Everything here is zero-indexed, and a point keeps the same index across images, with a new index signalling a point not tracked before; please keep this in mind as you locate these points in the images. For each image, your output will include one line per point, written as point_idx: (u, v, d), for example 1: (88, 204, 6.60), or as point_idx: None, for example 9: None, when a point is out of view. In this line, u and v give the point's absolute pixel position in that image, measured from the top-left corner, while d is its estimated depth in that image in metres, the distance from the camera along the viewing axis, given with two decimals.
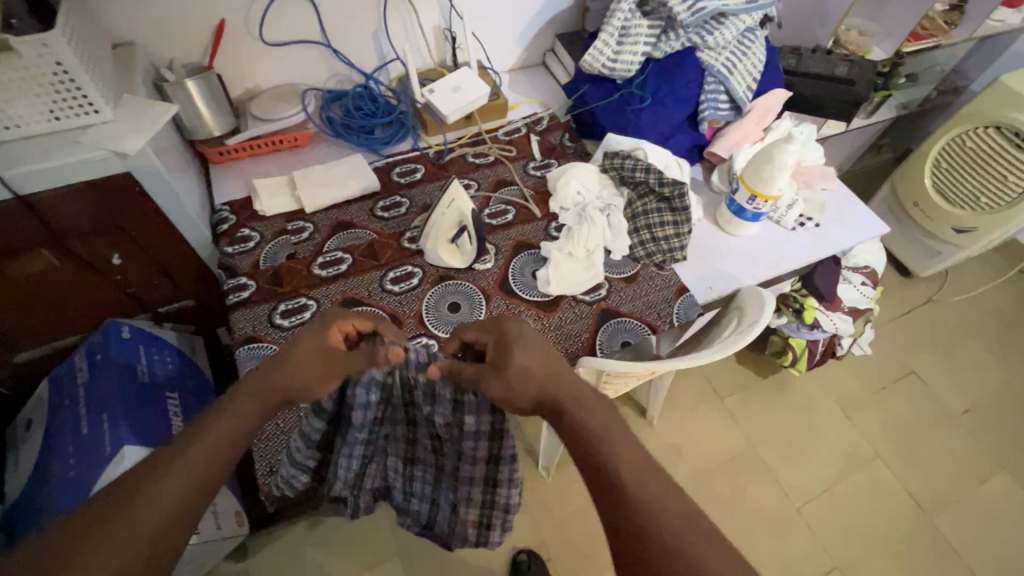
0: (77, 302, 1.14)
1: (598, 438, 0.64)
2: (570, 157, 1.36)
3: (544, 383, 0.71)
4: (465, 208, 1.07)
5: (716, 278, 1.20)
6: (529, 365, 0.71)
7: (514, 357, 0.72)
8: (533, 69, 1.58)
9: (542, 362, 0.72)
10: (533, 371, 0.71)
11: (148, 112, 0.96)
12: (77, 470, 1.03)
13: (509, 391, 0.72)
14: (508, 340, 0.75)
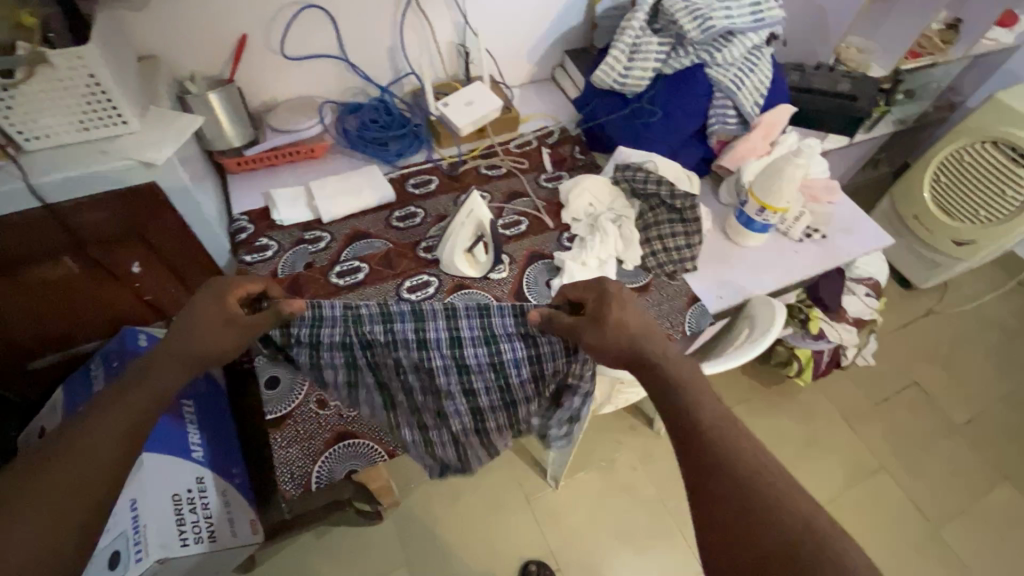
0: (94, 309, 1.15)
1: (688, 391, 0.69)
2: (580, 169, 1.38)
3: (639, 338, 0.75)
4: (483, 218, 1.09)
5: (727, 288, 1.22)
6: (627, 320, 0.75)
7: (615, 312, 0.76)
8: (543, 83, 1.62)
9: (641, 322, 0.76)
10: (629, 326, 0.75)
11: (174, 122, 0.98)
12: None
13: (607, 340, 0.75)
14: (610, 295, 0.77)
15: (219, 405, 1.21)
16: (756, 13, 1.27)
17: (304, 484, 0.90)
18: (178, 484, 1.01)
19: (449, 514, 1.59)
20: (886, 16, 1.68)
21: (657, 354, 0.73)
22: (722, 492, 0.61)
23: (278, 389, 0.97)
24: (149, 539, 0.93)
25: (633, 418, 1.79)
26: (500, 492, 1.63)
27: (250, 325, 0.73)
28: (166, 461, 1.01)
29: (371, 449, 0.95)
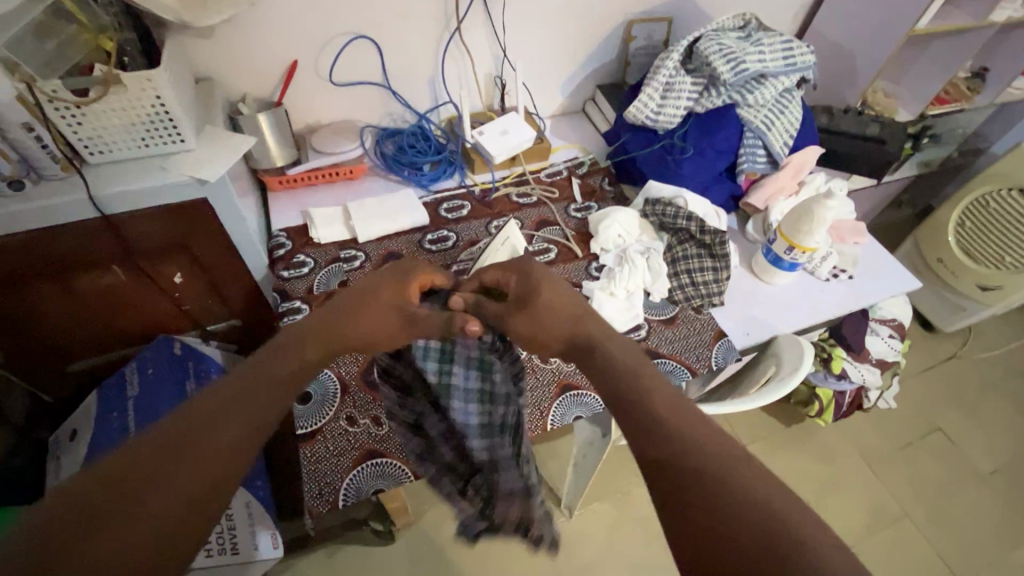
0: (133, 316, 1.18)
1: (633, 374, 0.68)
2: (609, 201, 1.41)
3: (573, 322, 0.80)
4: (517, 245, 1.12)
5: (753, 324, 1.22)
6: (558, 302, 0.81)
7: (546, 296, 0.82)
8: (574, 115, 1.66)
9: (569, 305, 0.81)
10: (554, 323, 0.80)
11: (228, 142, 1.03)
12: None
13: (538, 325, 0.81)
14: (535, 279, 0.85)
15: None
16: (788, 58, 1.30)
17: (329, 502, 0.90)
18: None
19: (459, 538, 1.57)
20: (914, 62, 1.71)
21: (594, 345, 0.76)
22: (702, 488, 0.53)
23: (311, 405, 0.99)
24: None
25: None
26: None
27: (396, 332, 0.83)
28: None
29: (397, 469, 0.94)
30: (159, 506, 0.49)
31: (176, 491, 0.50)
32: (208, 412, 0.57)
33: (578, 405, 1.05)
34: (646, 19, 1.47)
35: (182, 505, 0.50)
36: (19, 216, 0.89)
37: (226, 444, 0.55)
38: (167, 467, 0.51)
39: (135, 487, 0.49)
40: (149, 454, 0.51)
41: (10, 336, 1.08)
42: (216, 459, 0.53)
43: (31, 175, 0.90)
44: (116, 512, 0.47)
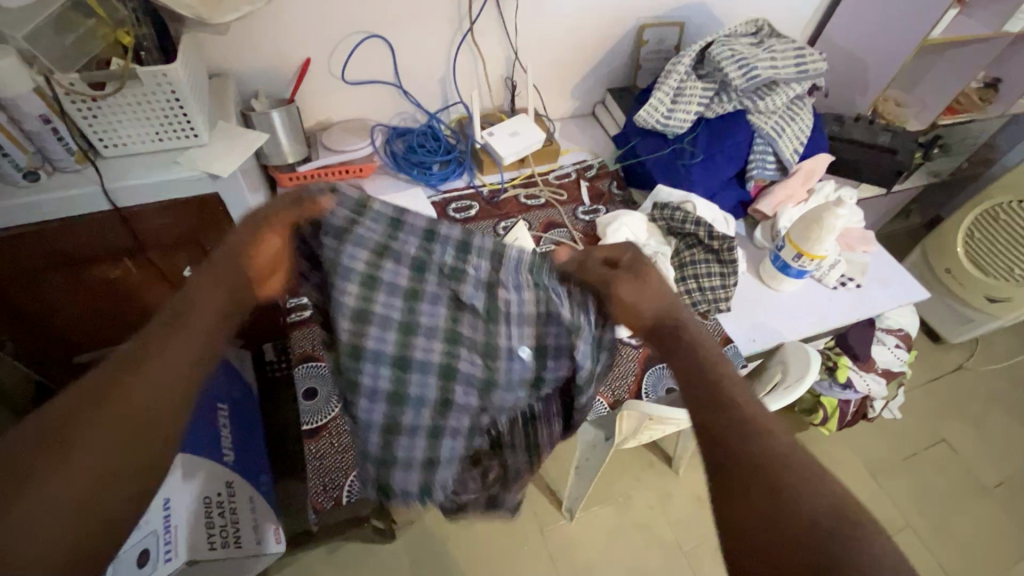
0: (142, 311, 1.19)
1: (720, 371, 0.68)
2: (617, 205, 1.41)
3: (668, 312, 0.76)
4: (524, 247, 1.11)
5: (760, 330, 1.22)
6: (655, 286, 0.77)
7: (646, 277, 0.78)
8: (584, 118, 1.66)
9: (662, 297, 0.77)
10: (642, 304, 0.77)
11: (241, 138, 1.03)
12: None
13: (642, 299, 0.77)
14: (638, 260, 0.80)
15: (248, 413, 1.24)
16: (800, 65, 1.30)
17: (336, 499, 0.90)
18: (210, 488, 1.02)
19: (460, 538, 1.57)
20: (926, 72, 1.70)
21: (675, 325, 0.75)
22: (777, 487, 0.55)
23: (316, 401, 0.99)
24: (180, 540, 0.93)
25: (652, 454, 1.77)
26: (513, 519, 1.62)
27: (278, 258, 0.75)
28: (200, 464, 1.03)
29: None
30: (84, 471, 0.51)
31: (95, 455, 0.52)
32: (119, 374, 0.57)
33: None
34: (658, 23, 1.47)
35: (105, 468, 0.52)
36: (34, 207, 0.91)
37: (146, 404, 0.56)
38: (88, 432, 0.53)
39: (55, 452, 0.51)
40: (65, 419, 0.54)
41: (21, 326, 1.09)
42: (143, 408, 0.56)
43: (46, 167, 0.91)
44: (60, 447, 0.52)
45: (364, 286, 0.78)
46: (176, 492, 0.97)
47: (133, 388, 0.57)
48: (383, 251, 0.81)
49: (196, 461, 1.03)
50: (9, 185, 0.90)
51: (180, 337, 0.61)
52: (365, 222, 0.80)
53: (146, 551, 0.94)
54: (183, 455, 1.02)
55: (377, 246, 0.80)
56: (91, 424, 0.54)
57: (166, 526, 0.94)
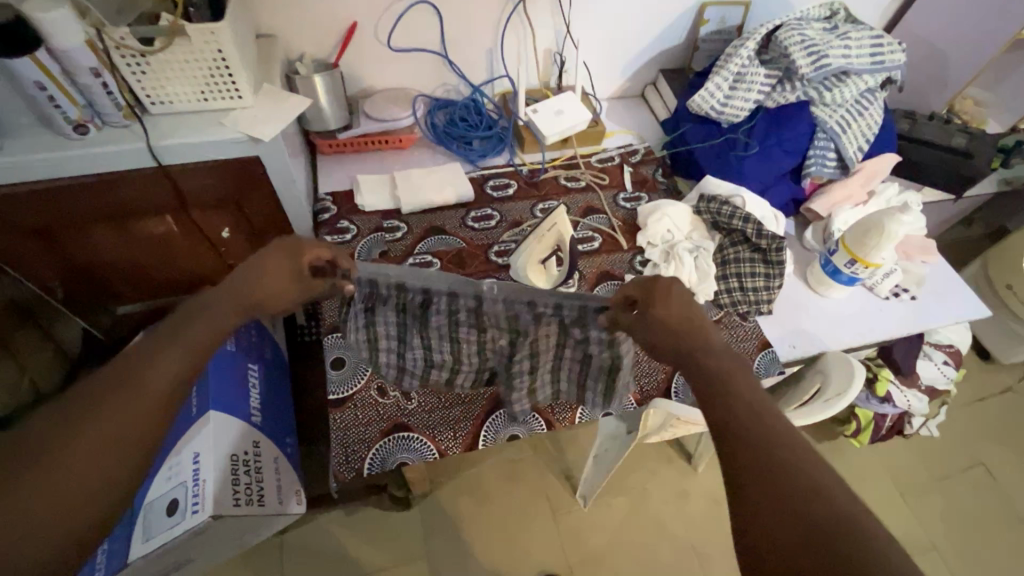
0: (183, 270, 1.22)
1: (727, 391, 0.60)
2: (661, 193, 1.36)
3: (685, 334, 0.70)
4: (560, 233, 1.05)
5: (801, 337, 1.16)
6: (674, 314, 0.71)
7: (662, 311, 0.72)
8: (632, 99, 1.60)
9: (688, 319, 0.71)
10: (674, 324, 0.70)
11: (284, 102, 1.02)
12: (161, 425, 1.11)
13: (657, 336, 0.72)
14: (657, 288, 0.74)
15: (276, 376, 1.27)
16: (875, 56, 1.21)
17: (356, 471, 0.91)
18: (237, 445, 1.05)
19: (472, 513, 1.59)
20: (1015, 69, 1.56)
21: (698, 348, 0.68)
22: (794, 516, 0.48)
23: (343, 370, 1.00)
24: (207, 494, 0.95)
25: (670, 449, 1.74)
26: (525, 500, 1.63)
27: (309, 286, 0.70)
28: (229, 421, 1.07)
29: (423, 445, 0.95)
30: (59, 505, 0.48)
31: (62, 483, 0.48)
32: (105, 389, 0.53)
33: None
34: (722, 2, 1.38)
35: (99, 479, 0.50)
36: (83, 160, 0.92)
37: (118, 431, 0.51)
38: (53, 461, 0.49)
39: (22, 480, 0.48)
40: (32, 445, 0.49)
41: (67, 275, 1.12)
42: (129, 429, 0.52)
43: (95, 121, 0.91)
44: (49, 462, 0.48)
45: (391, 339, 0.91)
46: (206, 448, 1.00)
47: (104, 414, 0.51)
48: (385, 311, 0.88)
49: (225, 417, 1.06)
50: (60, 137, 0.91)
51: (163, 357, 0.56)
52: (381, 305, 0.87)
53: (175, 500, 0.98)
54: (212, 408, 1.05)
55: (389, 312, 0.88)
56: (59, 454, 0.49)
57: (195, 478, 0.98)
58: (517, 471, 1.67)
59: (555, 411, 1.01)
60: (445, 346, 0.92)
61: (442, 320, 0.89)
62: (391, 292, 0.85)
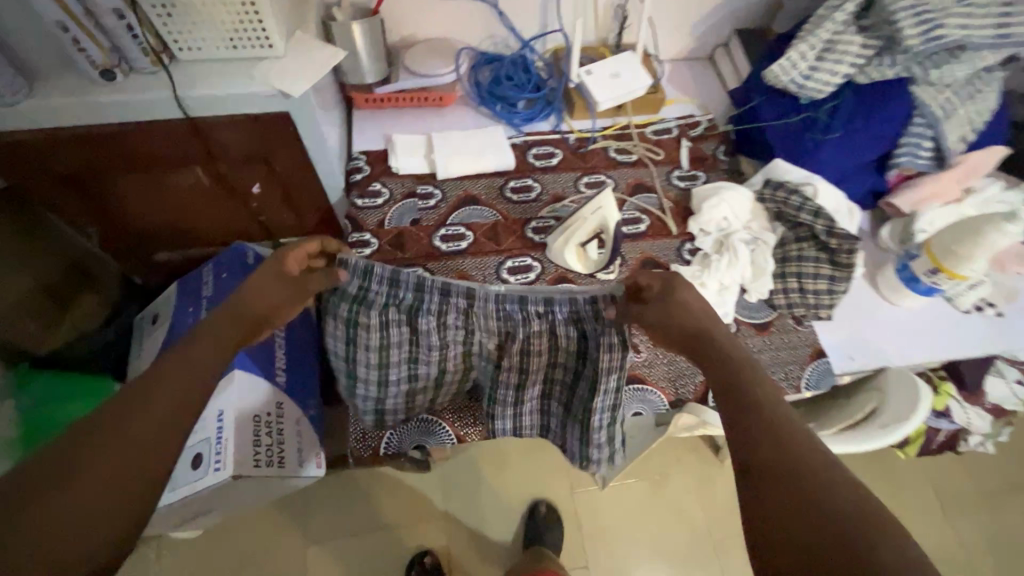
0: (214, 222, 1.19)
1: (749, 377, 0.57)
2: (719, 175, 1.24)
3: (704, 319, 0.68)
4: (608, 220, 0.97)
5: (863, 349, 1.05)
6: (690, 301, 0.70)
7: (679, 294, 0.70)
8: (699, 63, 1.43)
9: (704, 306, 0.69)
10: (691, 310, 0.69)
11: (318, 53, 0.95)
12: None
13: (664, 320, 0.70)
14: (669, 278, 0.72)
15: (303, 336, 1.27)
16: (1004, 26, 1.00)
17: (374, 451, 0.92)
18: (261, 406, 1.05)
19: (490, 482, 1.60)
20: None
21: (714, 334, 0.65)
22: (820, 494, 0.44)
23: None
24: (229, 453, 0.97)
25: (698, 439, 1.68)
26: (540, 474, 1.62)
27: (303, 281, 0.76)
28: (254, 381, 1.06)
29: (443, 431, 0.96)
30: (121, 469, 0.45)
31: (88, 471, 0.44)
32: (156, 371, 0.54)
33: (640, 400, 0.98)
34: None
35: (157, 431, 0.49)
36: (110, 107, 0.88)
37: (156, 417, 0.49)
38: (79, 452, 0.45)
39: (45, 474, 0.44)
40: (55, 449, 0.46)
41: (102, 222, 1.12)
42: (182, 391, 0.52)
43: (122, 66, 0.86)
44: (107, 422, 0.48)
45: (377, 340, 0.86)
46: (230, 407, 1.01)
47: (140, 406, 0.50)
48: (375, 306, 0.83)
49: (249, 377, 1.06)
50: (88, 82, 0.87)
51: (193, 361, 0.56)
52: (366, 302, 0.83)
53: (200, 454, 1.00)
54: (236, 369, 1.05)
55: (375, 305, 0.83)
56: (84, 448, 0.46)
57: (219, 435, 0.99)
58: (536, 445, 1.65)
59: None
60: (428, 358, 0.89)
61: (431, 334, 0.85)
62: (387, 289, 0.82)
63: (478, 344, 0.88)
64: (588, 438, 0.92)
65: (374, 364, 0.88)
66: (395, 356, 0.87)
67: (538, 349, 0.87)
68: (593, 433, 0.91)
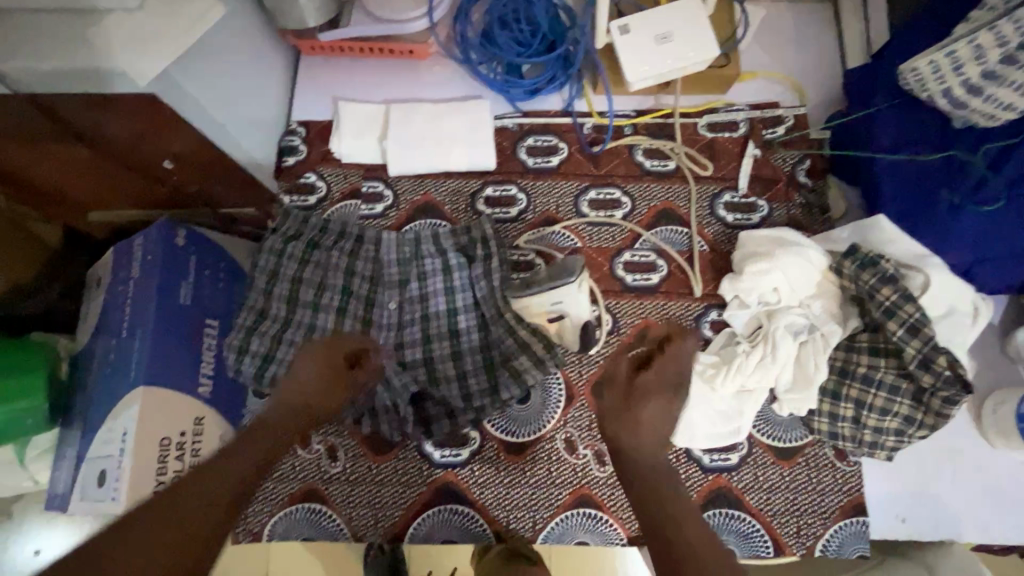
0: (134, 195, 0.92)
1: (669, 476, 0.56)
2: (791, 208, 0.86)
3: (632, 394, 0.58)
4: (571, 315, 0.78)
5: (926, 510, 0.75)
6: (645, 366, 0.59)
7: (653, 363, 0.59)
8: (810, 12, 0.95)
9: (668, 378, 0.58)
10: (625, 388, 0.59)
11: (186, 9, 0.65)
12: (97, 383, 0.90)
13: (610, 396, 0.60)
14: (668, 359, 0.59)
15: None
16: None
17: (254, 535, 0.76)
18: (172, 427, 0.87)
19: None
20: None
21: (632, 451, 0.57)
22: None
23: (263, 403, 0.80)
24: (123, 484, 0.82)
25: None
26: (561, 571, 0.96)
27: (354, 382, 0.70)
28: (163, 398, 0.87)
29: (334, 524, 0.76)
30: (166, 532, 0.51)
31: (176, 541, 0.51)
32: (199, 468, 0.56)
33: (589, 529, 0.76)
34: None
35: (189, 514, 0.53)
36: None
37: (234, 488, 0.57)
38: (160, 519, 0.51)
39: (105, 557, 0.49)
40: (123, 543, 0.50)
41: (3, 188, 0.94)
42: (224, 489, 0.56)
43: None
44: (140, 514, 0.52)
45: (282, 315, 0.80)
46: (132, 431, 0.83)
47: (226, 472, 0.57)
48: (280, 265, 0.82)
49: (158, 396, 0.86)
50: None
51: (251, 458, 0.59)
52: (279, 280, 0.81)
53: (103, 472, 0.85)
54: (144, 387, 0.86)
55: (271, 271, 0.82)
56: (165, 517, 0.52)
57: (119, 460, 0.83)
58: None
59: (509, 526, 0.76)
60: (327, 318, 0.80)
61: (335, 272, 0.82)
62: (298, 246, 0.83)
63: (382, 301, 0.81)
64: (531, 406, 0.80)
65: (262, 350, 0.78)
66: (293, 326, 0.79)
67: (447, 293, 0.81)
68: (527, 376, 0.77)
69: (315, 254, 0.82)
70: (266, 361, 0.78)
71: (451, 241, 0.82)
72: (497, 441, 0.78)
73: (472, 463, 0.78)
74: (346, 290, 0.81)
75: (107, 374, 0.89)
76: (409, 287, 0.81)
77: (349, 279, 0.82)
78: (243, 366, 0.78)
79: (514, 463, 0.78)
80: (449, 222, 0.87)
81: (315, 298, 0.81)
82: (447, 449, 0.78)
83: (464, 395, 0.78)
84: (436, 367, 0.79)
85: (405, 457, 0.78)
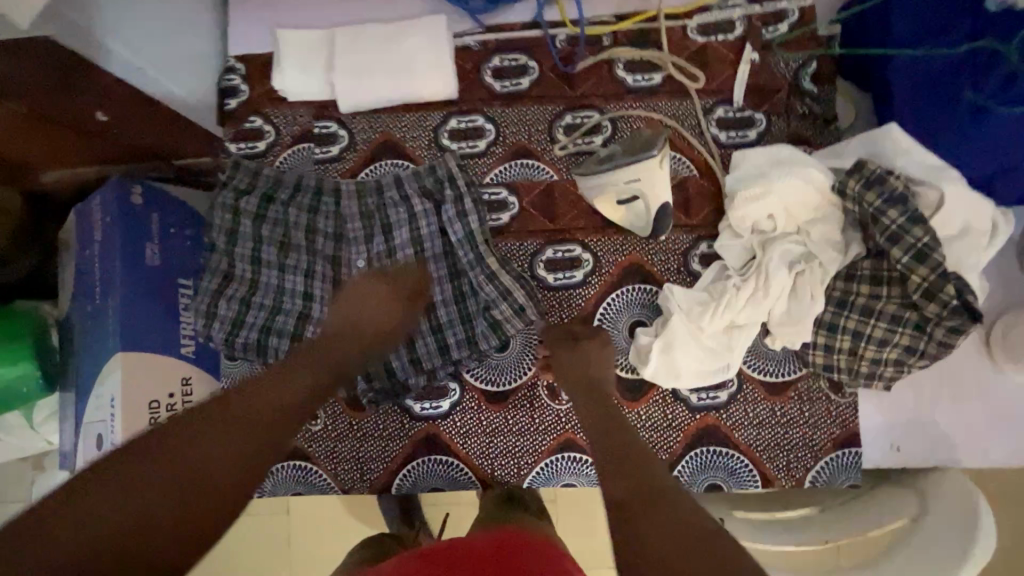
0: (67, 155, 0.82)
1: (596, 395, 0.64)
2: (791, 120, 0.76)
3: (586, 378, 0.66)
4: (645, 198, 0.70)
5: (921, 437, 0.73)
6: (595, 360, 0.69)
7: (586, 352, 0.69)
8: None
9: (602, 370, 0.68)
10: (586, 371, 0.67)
11: None
12: (78, 354, 0.88)
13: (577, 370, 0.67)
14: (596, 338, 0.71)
15: None
16: None
17: None
18: (160, 389, 0.85)
19: None
20: None
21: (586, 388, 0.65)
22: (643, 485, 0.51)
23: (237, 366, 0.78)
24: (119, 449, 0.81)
25: None
26: (573, 504, 0.97)
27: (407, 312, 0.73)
28: (148, 359, 0.84)
29: (321, 480, 0.77)
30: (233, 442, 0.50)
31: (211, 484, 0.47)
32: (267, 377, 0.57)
33: (575, 472, 0.75)
34: None
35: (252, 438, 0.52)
36: None
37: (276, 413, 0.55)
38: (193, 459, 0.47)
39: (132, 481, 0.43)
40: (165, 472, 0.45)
41: None
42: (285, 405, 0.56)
43: None
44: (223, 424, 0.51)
45: (244, 276, 0.76)
46: (118, 396, 0.81)
47: (244, 410, 0.53)
48: (237, 223, 0.76)
49: (143, 356, 0.84)
50: None
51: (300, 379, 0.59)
52: (237, 240, 0.76)
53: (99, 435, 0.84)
54: (124, 351, 0.83)
55: (227, 229, 0.76)
56: (201, 449, 0.48)
57: (112, 423, 0.82)
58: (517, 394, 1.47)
59: (495, 473, 0.76)
60: (295, 281, 0.76)
61: (296, 226, 0.76)
62: (253, 201, 0.76)
63: (349, 257, 0.76)
64: (513, 357, 0.76)
65: (231, 315, 0.74)
66: (261, 289, 0.75)
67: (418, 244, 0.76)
68: (507, 327, 0.74)
69: (272, 207, 0.77)
70: (233, 325, 0.75)
71: (415, 186, 0.75)
72: (477, 391, 0.76)
73: (453, 415, 0.76)
74: (308, 245, 0.76)
75: (90, 343, 0.87)
76: (375, 238, 0.76)
77: (311, 234, 0.76)
78: (210, 333, 0.74)
79: (495, 412, 0.76)
80: (413, 162, 0.79)
81: (276, 256, 0.76)
82: (427, 402, 0.76)
83: (442, 349, 0.75)
84: (411, 318, 0.76)
85: (385, 413, 0.77)
